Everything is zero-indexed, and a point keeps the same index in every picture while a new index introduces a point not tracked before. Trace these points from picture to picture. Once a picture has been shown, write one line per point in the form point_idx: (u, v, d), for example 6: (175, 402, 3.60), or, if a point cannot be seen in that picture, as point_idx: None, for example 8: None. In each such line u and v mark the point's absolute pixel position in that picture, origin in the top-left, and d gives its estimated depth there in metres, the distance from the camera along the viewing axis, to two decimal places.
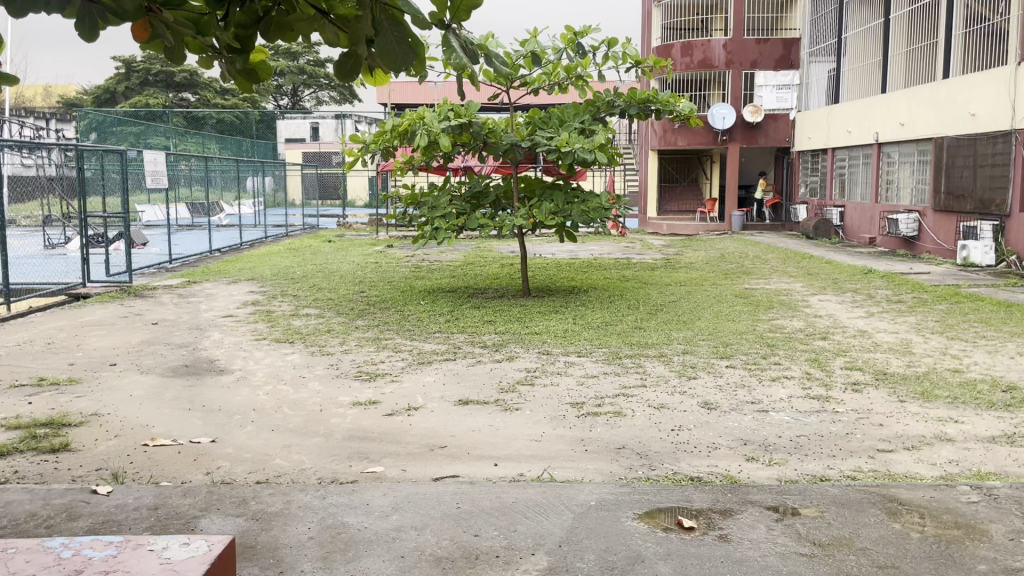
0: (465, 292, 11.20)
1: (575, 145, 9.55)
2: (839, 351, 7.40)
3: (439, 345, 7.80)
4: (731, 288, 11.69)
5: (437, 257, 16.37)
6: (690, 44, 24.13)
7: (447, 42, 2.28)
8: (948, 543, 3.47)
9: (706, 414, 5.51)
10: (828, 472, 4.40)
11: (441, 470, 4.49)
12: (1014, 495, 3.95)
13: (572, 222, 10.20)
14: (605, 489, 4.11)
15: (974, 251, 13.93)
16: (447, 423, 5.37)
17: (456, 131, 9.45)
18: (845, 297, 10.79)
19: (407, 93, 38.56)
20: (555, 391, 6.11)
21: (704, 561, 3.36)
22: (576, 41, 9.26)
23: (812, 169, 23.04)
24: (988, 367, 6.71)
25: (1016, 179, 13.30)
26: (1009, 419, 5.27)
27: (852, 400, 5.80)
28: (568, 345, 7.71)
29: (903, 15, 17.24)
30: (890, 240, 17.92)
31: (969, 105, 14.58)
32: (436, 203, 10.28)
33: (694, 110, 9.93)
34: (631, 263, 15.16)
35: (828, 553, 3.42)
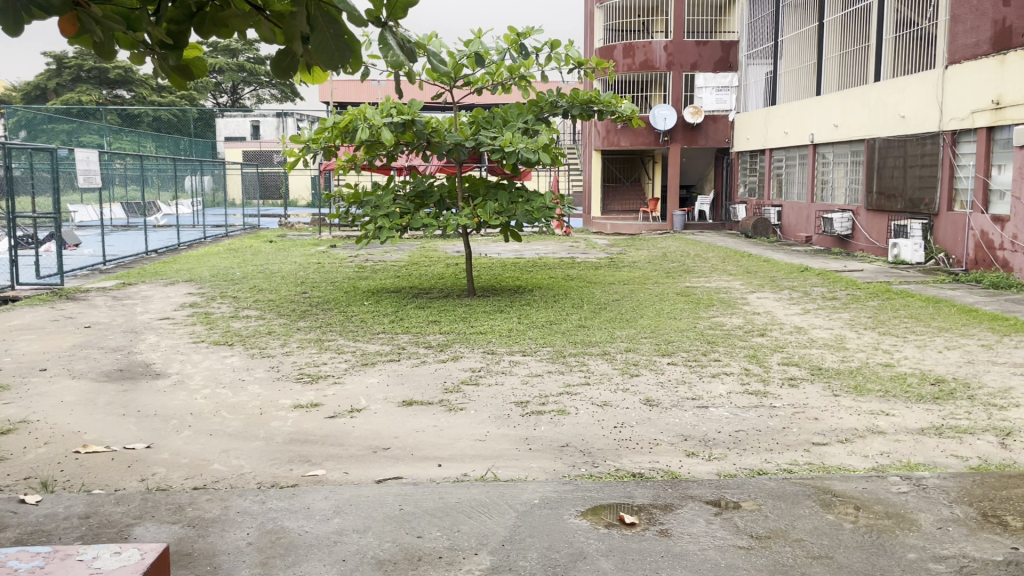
0: (408, 292, 11.15)
1: (519, 145, 9.56)
2: (776, 347, 7.57)
3: (383, 345, 7.75)
4: (672, 286, 11.85)
5: (381, 257, 16.24)
6: (632, 46, 24.39)
7: (384, 39, 2.26)
8: (879, 533, 3.57)
9: (648, 411, 5.59)
10: (765, 466, 4.50)
11: (384, 472, 4.45)
12: (942, 485, 4.09)
13: (516, 221, 10.22)
14: (549, 488, 4.13)
15: (905, 249, 14.41)
16: (390, 424, 5.33)
17: (399, 128, 9.39)
18: (783, 295, 11.04)
19: (349, 92, 38.24)
20: (499, 390, 6.12)
21: (645, 556, 3.39)
22: (520, 42, 9.29)
23: (751, 169, 23.50)
24: (918, 361, 6.94)
25: (944, 180, 13.76)
26: (937, 411, 5.45)
27: (788, 395, 5.94)
28: (512, 344, 7.72)
29: (837, 19, 17.69)
30: (826, 238, 18.38)
31: (898, 107, 15.08)
32: (379, 202, 10.18)
33: (636, 111, 10.06)
34: (575, 262, 15.25)
35: (764, 545, 3.49)
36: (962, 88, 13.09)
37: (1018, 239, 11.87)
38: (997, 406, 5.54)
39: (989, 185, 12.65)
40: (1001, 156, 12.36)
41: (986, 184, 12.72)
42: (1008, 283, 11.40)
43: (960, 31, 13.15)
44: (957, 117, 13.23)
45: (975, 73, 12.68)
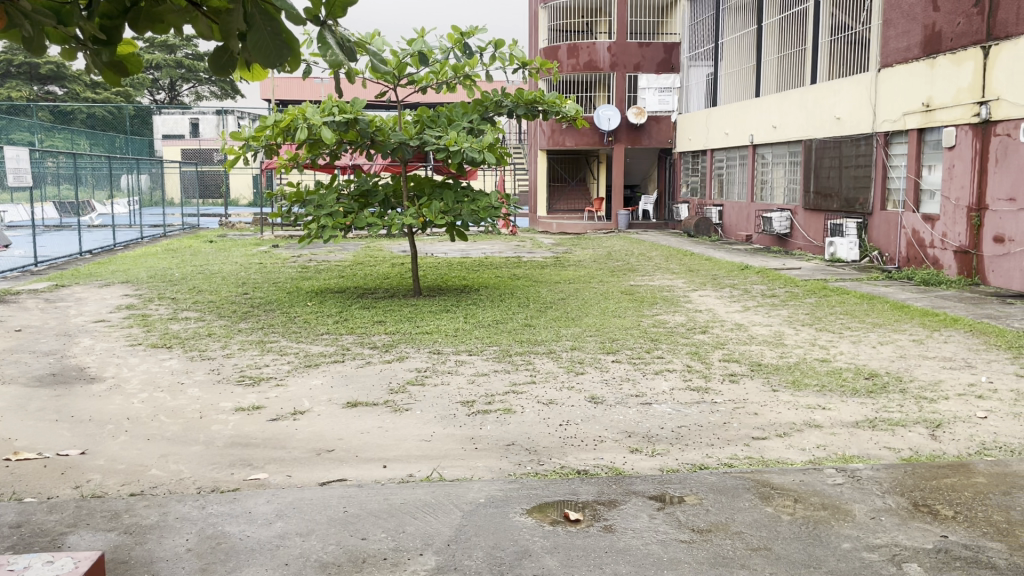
0: (353, 292, 11.06)
1: (463, 144, 9.54)
2: (717, 344, 7.71)
3: (327, 346, 7.66)
4: (617, 284, 11.97)
5: (325, 258, 16.03)
6: (576, 46, 24.59)
7: (323, 38, 2.24)
8: (816, 524, 3.67)
9: (593, 408, 5.64)
10: (707, 461, 4.58)
11: (328, 474, 4.40)
12: (875, 476, 4.22)
13: (461, 221, 10.18)
14: (494, 487, 4.14)
15: (841, 247, 14.80)
16: (334, 426, 5.27)
17: (341, 127, 9.29)
18: (724, 292, 11.25)
19: (292, 89, 37.69)
20: (445, 390, 6.10)
21: (589, 552, 3.43)
22: (463, 42, 9.28)
23: (693, 169, 23.88)
24: (853, 356, 7.14)
25: (878, 180, 14.17)
26: (871, 405, 5.62)
27: (729, 391, 6.06)
28: (458, 344, 7.70)
29: (775, 22, 18.07)
30: (766, 238, 18.79)
31: (834, 109, 15.49)
32: (322, 201, 10.05)
33: (580, 112, 10.15)
34: (521, 262, 15.30)
35: (705, 538, 3.55)
36: (894, 91, 13.50)
37: (947, 238, 12.29)
38: (927, 399, 5.74)
39: (919, 185, 13.06)
40: (931, 157, 12.76)
41: (917, 184, 13.12)
42: (938, 280, 11.80)
43: (892, 35, 13.57)
44: (889, 119, 13.65)
45: (907, 76, 13.09)
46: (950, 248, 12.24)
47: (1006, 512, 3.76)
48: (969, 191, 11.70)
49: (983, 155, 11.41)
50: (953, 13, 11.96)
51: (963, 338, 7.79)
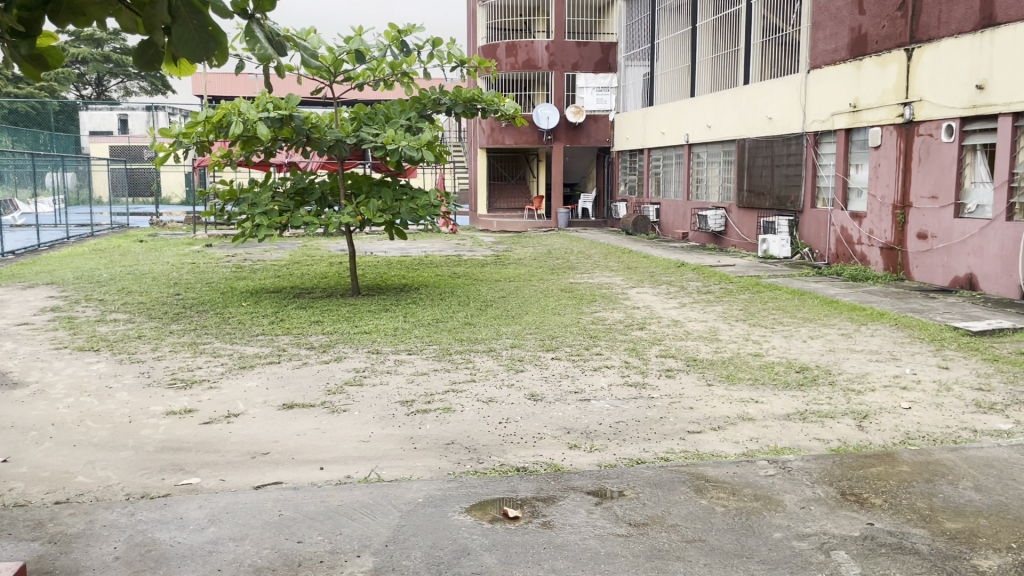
0: (289, 292, 10.86)
1: (401, 142, 9.45)
2: (654, 340, 7.82)
3: (262, 348, 7.52)
4: (556, 282, 12.02)
5: (260, 257, 15.74)
6: (514, 45, 24.65)
7: (251, 32, 2.20)
8: (749, 515, 3.75)
9: (532, 405, 5.66)
10: (643, 455, 4.64)
11: (263, 477, 4.32)
12: (805, 467, 4.34)
13: (401, 219, 10.06)
14: (433, 486, 4.13)
15: (773, 244, 15.12)
16: (268, 429, 5.18)
17: (276, 124, 9.12)
18: (661, 289, 11.41)
19: (226, 85, 36.89)
20: (383, 390, 6.04)
21: (528, 549, 3.44)
22: (400, 39, 9.22)
23: (630, 168, 24.16)
24: (784, 350, 7.33)
25: (808, 178, 14.56)
26: (802, 397, 5.77)
27: (665, 386, 6.16)
28: (397, 344, 7.63)
29: (708, 23, 18.37)
30: (701, 235, 19.12)
31: (766, 110, 15.86)
32: (257, 199, 9.86)
33: (518, 110, 10.18)
34: (461, 260, 15.26)
35: (642, 531, 3.60)
36: (823, 92, 13.88)
37: (874, 234, 12.70)
38: (854, 391, 5.92)
39: (847, 184, 13.46)
40: (858, 156, 13.15)
41: (845, 182, 13.51)
42: (865, 276, 12.18)
43: (821, 37, 13.94)
44: (819, 119, 14.02)
45: (835, 77, 13.47)
46: (876, 245, 12.66)
47: (928, 499, 3.90)
48: (895, 189, 12.10)
49: (907, 155, 11.80)
50: (878, 16, 12.34)
51: (888, 332, 8.06)
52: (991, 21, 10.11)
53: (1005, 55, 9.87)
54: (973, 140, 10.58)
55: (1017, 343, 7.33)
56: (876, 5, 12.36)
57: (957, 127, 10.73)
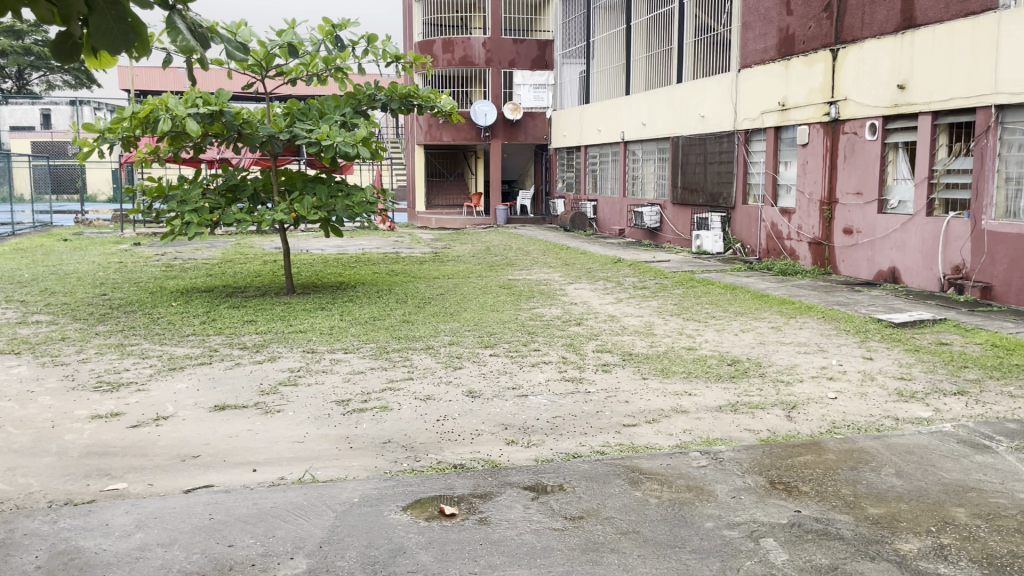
0: (221, 291, 10.61)
1: (336, 138, 9.31)
2: (592, 335, 7.90)
3: (193, 348, 7.34)
4: (494, 279, 12.03)
5: (191, 255, 15.37)
6: (451, 41, 24.58)
7: (172, 22, 2.14)
8: (681, 505, 3.82)
9: (470, 402, 5.66)
10: (580, 449, 4.68)
11: (192, 481, 4.22)
12: (736, 457, 4.44)
13: (336, 216, 9.90)
14: (369, 485, 4.09)
15: (706, 240, 15.39)
16: (199, 431, 5.06)
17: (206, 120, 8.89)
18: (598, 286, 11.52)
19: (154, 80, 35.92)
20: (318, 390, 5.96)
21: (464, 546, 3.44)
22: (335, 34, 9.09)
23: (568, 165, 24.32)
24: (717, 344, 7.48)
25: (739, 175, 14.88)
26: (733, 389, 5.90)
27: (601, 380, 6.24)
28: (334, 343, 7.53)
29: (642, 22, 18.59)
30: (638, 231, 19.38)
31: (699, 108, 16.15)
32: (186, 196, 9.61)
33: (455, 107, 10.18)
34: (399, 257, 15.17)
35: (577, 525, 3.63)
36: (753, 90, 14.20)
37: (803, 230, 13.04)
38: (784, 382, 6.09)
39: (777, 181, 13.79)
40: (787, 154, 13.49)
41: (775, 179, 13.85)
42: (794, 270, 12.51)
43: (750, 37, 14.25)
44: (750, 117, 14.34)
45: (764, 76, 13.79)
46: (805, 240, 13.00)
47: (853, 486, 4.03)
48: (822, 186, 12.44)
49: (833, 152, 12.14)
50: (805, 17, 12.67)
51: (816, 324, 8.30)
52: (911, 23, 10.48)
53: (925, 55, 10.23)
54: (895, 138, 10.94)
55: (937, 334, 7.62)
56: (803, 6, 12.70)
57: (880, 125, 11.08)
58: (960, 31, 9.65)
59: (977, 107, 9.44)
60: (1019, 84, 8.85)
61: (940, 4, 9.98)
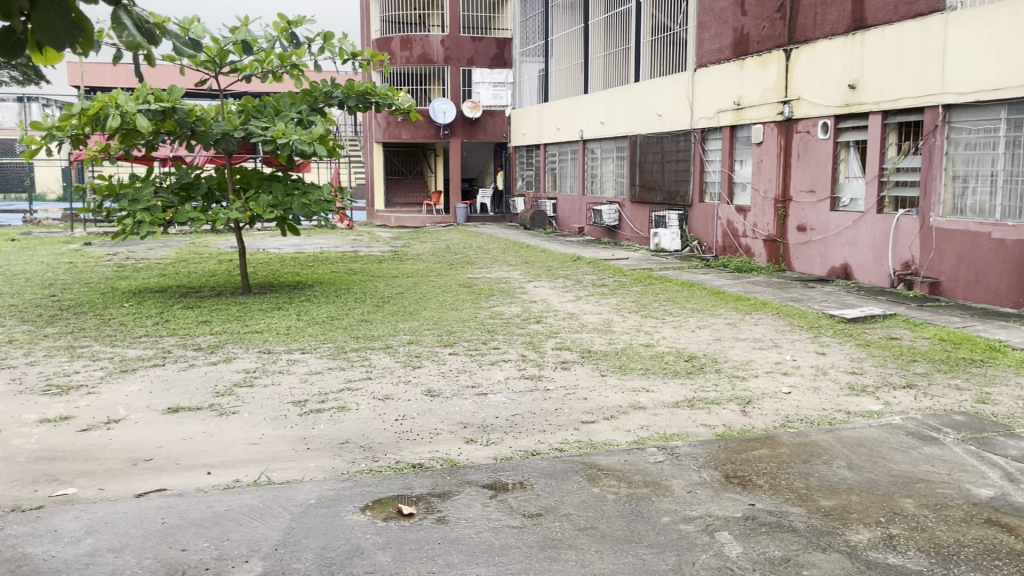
0: (175, 292, 10.44)
1: (292, 136, 9.20)
2: (551, 333, 7.93)
3: (146, 350, 7.22)
4: (454, 278, 12.00)
5: (144, 255, 15.10)
6: (409, 38, 24.45)
7: (117, 18, 2.09)
8: (638, 501, 3.85)
9: (429, 401, 5.64)
10: (539, 446, 4.69)
11: (145, 485, 4.14)
12: (692, 452, 4.49)
13: (293, 215, 9.78)
14: (326, 486, 4.06)
15: (664, 238, 15.38)
16: (153, 434, 4.97)
17: (158, 117, 8.71)
18: (556, 283, 11.56)
19: (105, 77, 35.18)
20: (274, 390, 5.89)
21: (422, 545, 3.43)
22: (290, 31, 8.99)
23: (527, 163, 24.37)
24: (674, 340, 7.56)
25: (696, 173, 15.05)
26: (689, 385, 5.97)
27: (560, 377, 6.26)
28: (290, 343, 7.46)
29: (600, 21, 18.69)
30: (597, 229, 19.48)
31: (656, 107, 16.30)
32: (138, 195, 9.42)
33: (413, 104, 10.14)
34: (358, 256, 15.06)
35: (535, 522, 3.65)
36: (709, 89, 14.37)
37: (758, 228, 13.23)
38: (739, 377, 6.17)
39: (732, 179, 13.97)
40: (743, 152, 13.68)
41: (730, 178, 14.03)
42: (750, 267, 12.69)
43: (706, 37, 14.41)
44: (706, 116, 14.50)
45: (720, 75, 13.96)
46: (760, 237, 13.18)
47: (805, 479, 4.10)
48: (776, 183, 12.63)
49: (787, 151, 12.33)
50: (759, 18, 12.85)
51: (771, 320, 8.43)
52: (862, 23, 10.69)
53: (875, 55, 10.44)
54: (847, 137, 11.15)
55: (888, 328, 7.79)
56: (757, 7, 12.88)
57: (832, 124, 11.29)
58: (909, 31, 9.86)
59: (925, 106, 9.66)
60: (965, 84, 9.08)
61: (889, 5, 10.19)
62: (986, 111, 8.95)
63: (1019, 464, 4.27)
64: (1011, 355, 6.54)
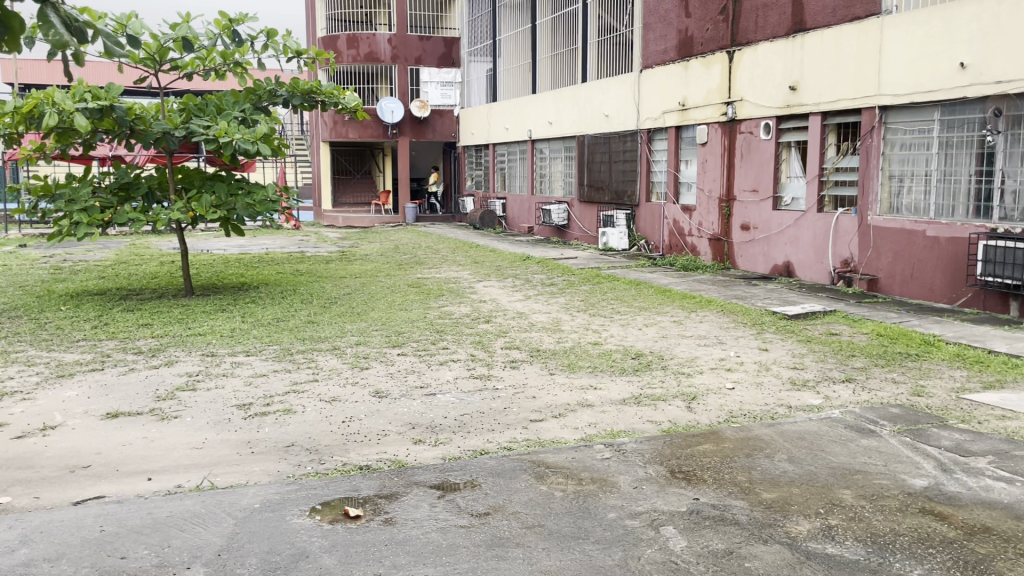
0: (114, 294, 10.18)
1: (235, 136, 9.04)
2: (500, 332, 7.93)
3: (83, 354, 7.03)
4: (403, 278, 11.93)
5: (82, 257, 14.69)
6: (355, 37, 24.20)
7: (44, 15, 2.04)
8: (585, 497, 3.89)
9: (377, 402, 5.60)
10: (487, 446, 4.70)
11: (83, 492, 4.04)
12: (638, 449, 4.54)
13: (236, 215, 9.62)
14: (270, 490, 4.00)
15: (612, 237, 15.49)
16: (91, 440, 4.84)
17: (95, 115, 8.48)
18: (506, 283, 11.57)
19: (39, 73, 34.13)
20: (218, 394, 5.79)
21: (369, 547, 3.40)
22: (232, 28, 8.84)
23: (476, 163, 24.36)
24: (622, 338, 7.63)
25: (642, 173, 15.22)
26: (636, 382, 6.04)
27: (509, 376, 6.28)
28: (235, 345, 7.34)
29: (547, 22, 18.76)
30: (546, 229, 19.57)
31: (603, 107, 16.45)
32: (75, 195, 9.16)
33: (359, 103, 10.06)
34: (304, 256, 14.89)
35: (483, 521, 3.65)
36: (654, 90, 14.53)
37: (703, 226, 13.44)
38: (684, 374, 6.26)
39: (678, 179, 14.16)
40: (688, 152, 13.88)
41: (676, 178, 14.22)
42: (696, 266, 12.88)
43: (651, 38, 14.58)
44: (652, 117, 14.68)
45: (665, 76, 14.15)
46: (705, 236, 13.40)
47: (748, 472, 4.18)
48: (721, 183, 12.84)
49: (730, 151, 12.55)
50: (703, 20, 13.04)
51: (716, 317, 8.57)
52: (801, 27, 10.93)
53: (814, 58, 10.69)
54: (788, 137, 11.40)
55: (828, 325, 7.99)
56: (700, 8, 13.07)
57: (774, 125, 11.53)
58: (846, 35, 10.13)
59: (863, 107, 9.92)
60: (901, 86, 9.35)
61: (828, 9, 10.44)
62: (920, 112, 9.24)
63: (951, 454, 4.42)
64: (944, 349, 6.75)
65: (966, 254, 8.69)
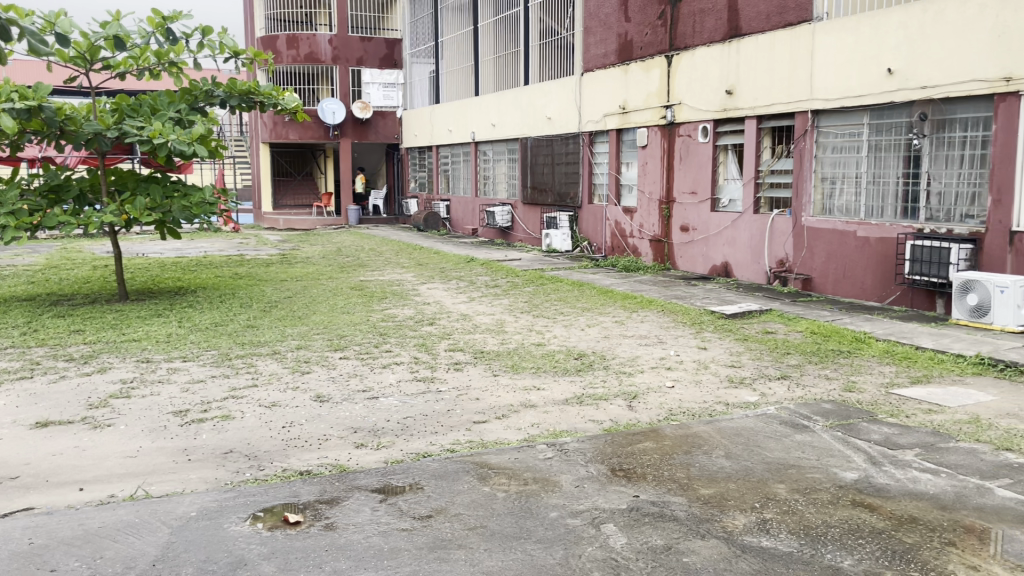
0: (44, 300, 9.86)
1: (170, 136, 8.83)
2: (443, 334, 7.92)
3: (11, 362, 6.79)
4: (346, 281, 11.81)
5: (10, 262, 14.18)
6: (295, 37, 23.86)
7: None
8: (527, 498, 3.91)
9: (318, 407, 5.54)
10: (430, 448, 4.68)
11: (10, 505, 3.90)
12: (579, 448, 4.59)
13: (173, 218, 9.41)
14: (207, 498, 3.93)
15: (555, 238, 15.66)
16: (18, 451, 4.68)
17: (22, 115, 8.20)
18: (450, 285, 11.55)
19: None
20: (154, 401, 5.66)
21: (308, 553, 3.37)
22: (166, 26, 8.64)
23: (420, 165, 24.25)
24: (565, 339, 7.69)
25: (585, 176, 15.35)
26: (579, 382, 6.10)
27: (453, 378, 6.27)
28: (171, 351, 7.17)
29: (489, 24, 18.79)
30: (490, 230, 19.60)
31: (545, 110, 16.55)
32: (1, 198, 8.83)
33: (298, 104, 9.92)
34: (244, 260, 14.63)
35: (425, 524, 3.64)
36: (595, 93, 14.68)
37: (644, 228, 13.61)
38: (626, 373, 6.34)
39: (619, 181, 14.31)
40: (629, 155, 14.04)
41: (618, 180, 14.38)
42: (637, 266, 13.04)
43: (592, 41, 14.72)
44: (593, 119, 14.82)
45: (606, 79, 14.30)
46: (646, 237, 13.57)
47: (686, 469, 4.26)
48: (661, 185, 13.03)
49: (670, 153, 12.75)
50: (642, 24, 13.22)
51: (657, 317, 8.70)
52: (737, 32, 11.17)
53: (749, 62, 10.94)
54: (725, 140, 11.63)
55: (764, 323, 8.17)
56: (639, 12, 13.25)
57: (712, 128, 11.75)
58: (780, 41, 10.38)
59: (796, 111, 10.18)
60: (832, 91, 9.62)
61: (762, 15, 10.69)
62: (850, 116, 9.53)
63: (880, 448, 4.56)
64: (875, 346, 6.96)
65: (895, 252, 8.98)
